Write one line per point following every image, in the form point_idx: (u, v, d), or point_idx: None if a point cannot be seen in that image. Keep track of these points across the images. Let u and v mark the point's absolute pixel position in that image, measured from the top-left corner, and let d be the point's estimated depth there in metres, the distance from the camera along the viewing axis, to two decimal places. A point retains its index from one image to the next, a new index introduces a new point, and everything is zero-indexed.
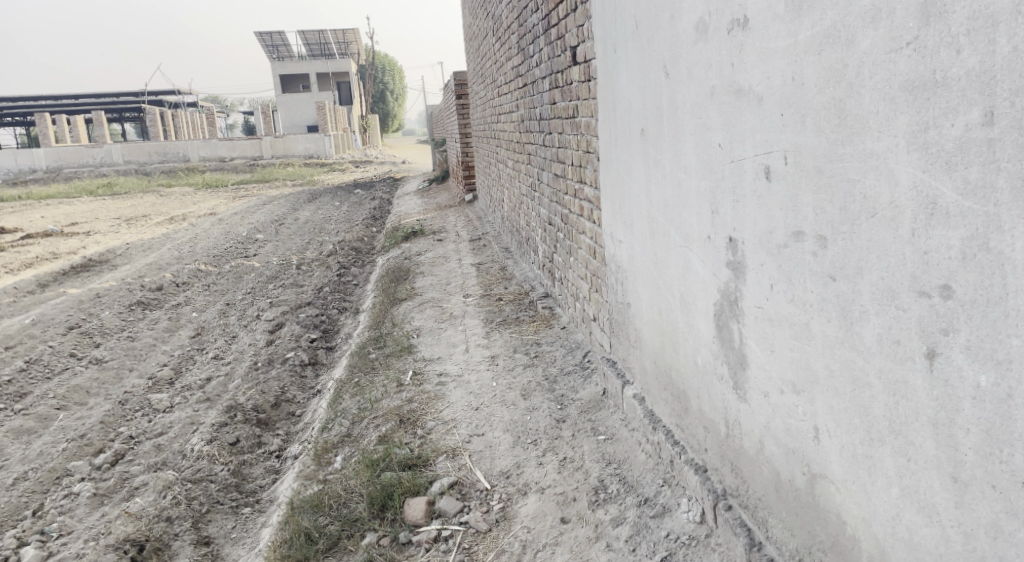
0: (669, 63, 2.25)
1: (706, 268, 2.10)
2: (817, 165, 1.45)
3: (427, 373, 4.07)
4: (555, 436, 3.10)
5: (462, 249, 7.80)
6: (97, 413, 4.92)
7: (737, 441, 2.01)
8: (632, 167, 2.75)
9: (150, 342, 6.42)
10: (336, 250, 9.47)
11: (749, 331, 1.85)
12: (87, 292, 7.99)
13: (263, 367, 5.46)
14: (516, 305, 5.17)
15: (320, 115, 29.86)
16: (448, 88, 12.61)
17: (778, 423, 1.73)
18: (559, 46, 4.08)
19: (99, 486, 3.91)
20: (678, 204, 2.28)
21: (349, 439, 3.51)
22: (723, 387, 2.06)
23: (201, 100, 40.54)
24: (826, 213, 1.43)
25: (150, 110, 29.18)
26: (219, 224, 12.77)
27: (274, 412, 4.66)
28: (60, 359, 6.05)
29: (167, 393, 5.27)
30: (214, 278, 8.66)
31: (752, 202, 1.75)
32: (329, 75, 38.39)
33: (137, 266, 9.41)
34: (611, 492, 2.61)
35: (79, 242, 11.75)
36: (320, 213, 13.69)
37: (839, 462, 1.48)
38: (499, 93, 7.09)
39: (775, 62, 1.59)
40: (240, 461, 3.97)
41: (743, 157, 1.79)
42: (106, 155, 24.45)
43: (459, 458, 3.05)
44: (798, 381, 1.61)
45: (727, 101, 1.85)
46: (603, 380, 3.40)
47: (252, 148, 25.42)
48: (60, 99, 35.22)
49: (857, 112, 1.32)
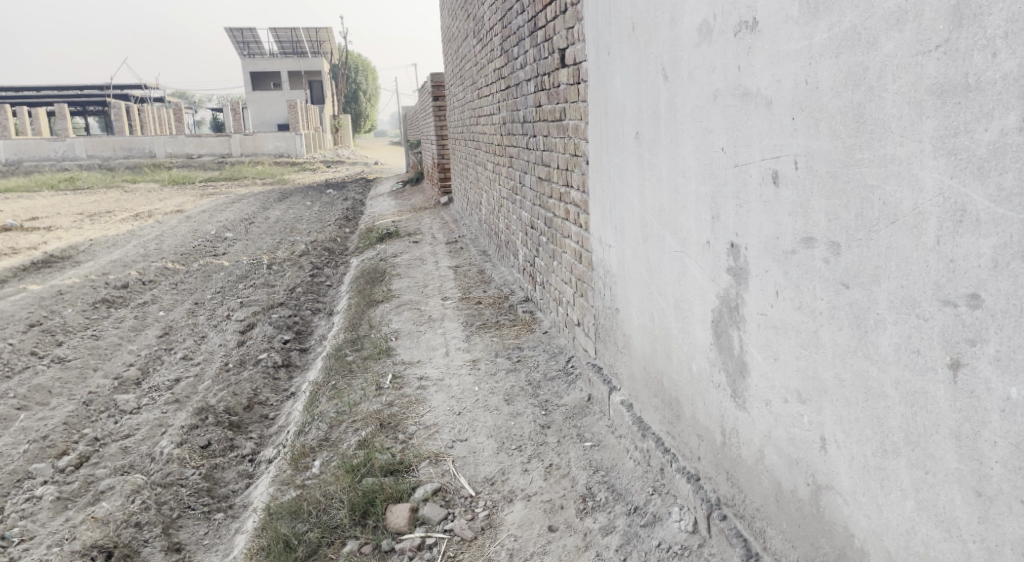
0: (668, 66, 2.22)
1: (704, 274, 2.07)
2: (831, 171, 1.43)
3: (407, 376, 4.00)
4: (540, 442, 3.05)
5: (439, 251, 7.73)
6: (60, 414, 4.76)
7: (734, 450, 1.98)
8: (625, 171, 2.72)
9: (115, 341, 6.24)
10: (308, 250, 9.33)
11: (749, 338, 1.82)
12: (49, 289, 7.76)
13: (235, 368, 5.33)
14: (495, 308, 5.11)
15: (292, 114, 29.50)
16: (425, 90, 12.53)
17: (781, 433, 1.70)
18: (546, 48, 4.05)
19: (63, 489, 3.77)
20: (675, 209, 2.25)
21: (328, 443, 3.42)
22: (720, 395, 2.03)
23: (169, 95, 39.86)
24: (840, 220, 1.41)
25: (115, 104, 28.59)
26: (187, 222, 12.52)
27: (246, 414, 4.54)
28: (21, 358, 5.84)
29: (134, 393, 5.11)
30: (182, 277, 8.47)
31: (757, 207, 1.73)
32: (302, 73, 37.98)
33: (102, 263, 9.17)
34: (599, 500, 2.57)
35: (40, 237, 11.42)
36: (291, 212, 13.49)
37: (848, 474, 1.46)
38: (479, 95, 7.04)
39: (786, 65, 1.57)
40: (212, 465, 3.86)
41: (748, 162, 1.77)
42: (70, 149, 23.86)
43: (442, 464, 2.99)
44: (804, 390, 1.58)
45: (732, 105, 1.83)
46: (588, 386, 3.36)
47: (221, 146, 25.02)
48: (22, 90, 34.35)
49: (877, 117, 1.29)
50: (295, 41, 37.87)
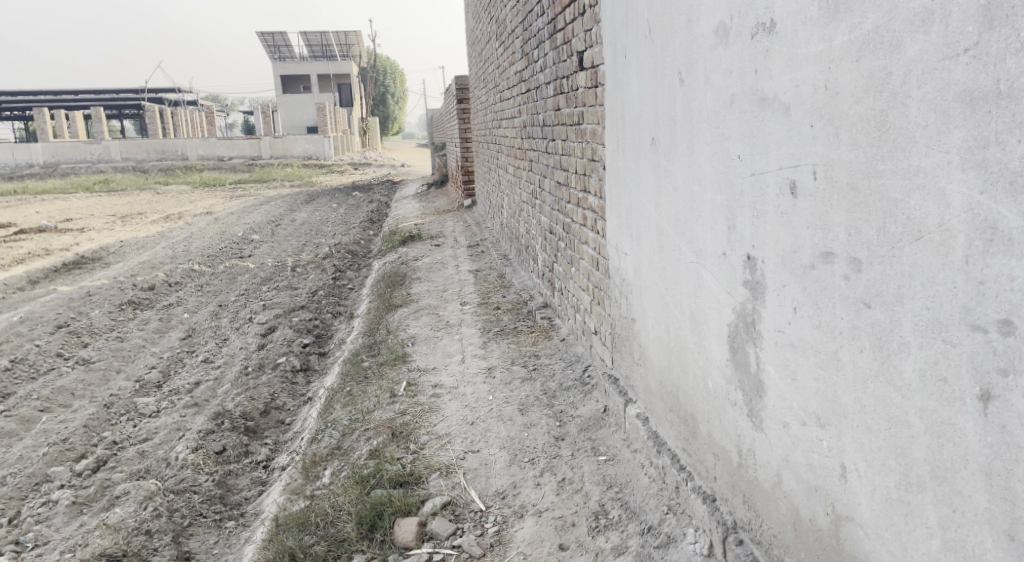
0: (684, 69, 2.14)
1: (720, 287, 1.98)
2: (852, 182, 1.33)
3: (421, 383, 3.94)
4: (553, 455, 2.97)
5: (460, 254, 7.68)
6: (80, 417, 4.78)
7: (750, 473, 1.88)
8: (641, 178, 2.64)
9: (139, 343, 6.27)
10: (332, 253, 9.34)
11: (766, 356, 1.73)
12: (78, 290, 7.84)
13: (254, 372, 5.32)
14: (514, 314, 5.05)
15: (320, 116, 29.71)
16: (449, 92, 12.50)
17: (799, 458, 1.61)
18: (565, 51, 3.97)
19: (79, 493, 3.77)
20: (691, 218, 2.16)
21: (340, 452, 3.38)
22: (736, 413, 1.94)
23: (201, 99, 40.48)
24: (861, 235, 1.32)
25: (149, 107, 29.02)
26: (215, 223, 12.63)
27: (262, 419, 4.52)
28: (46, 359, 5.90)
29: (154, 396, 5.12)
30: (208, 279, 8.52)
31: (775, 219, 1.64)
32: (330, 76, 38.27)
33: (130, 264, 9.26)
34: (612, 517, 2.49)
35: (72, 239, 11.60)
36: (317, 214, 13.56)
37: (869, 506, 1.36)
38: (501, 98, 6.98)
39: (805, 69, 1.48)
40: (226, 472, 3.83)
41: (765, 171, 1.68)
42: (104, 151, 24.28)
43: (453, 476, 2.92)
44: (823, 413, 1.49)
45: (749, 110, 1.74)
46: (604, 397, 3.28)
47: (251, 148, 25.26)
48: (59, 93, 35.08)
49: (900, 125, 1.20)
50: (324, 44, 38.17)
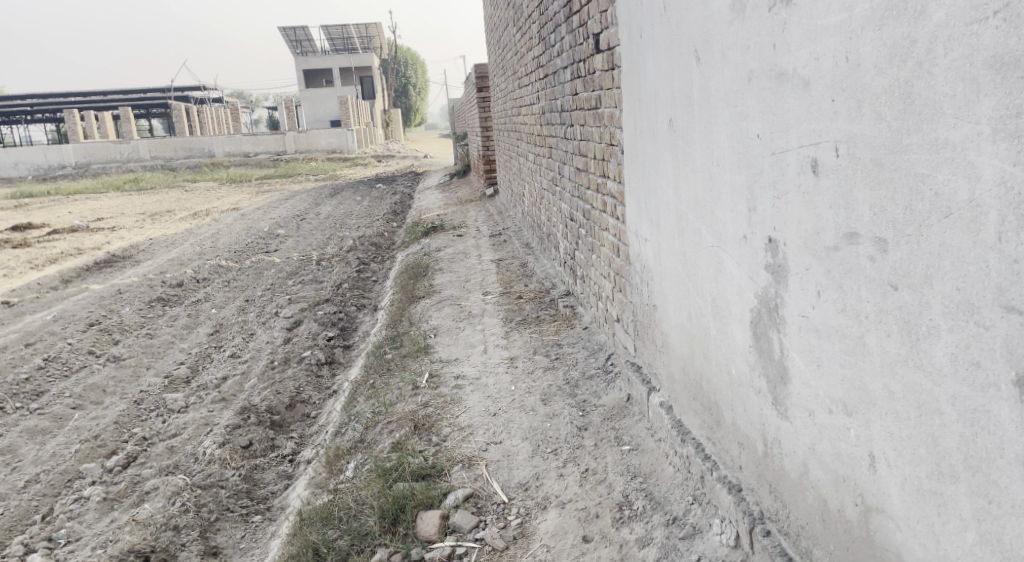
0: (700, 47, 2.07)
1: (742, 271, 1.92)
2: (876, 158, 1.27)
3: (444, 375, 3.92)
4: (576, 445, 2.93)
5: (482, 244, 7.64)
6: (111, 413, 4.84)
7: (776, 462, 1.82)
8: (659, 161, 2.57)
9: (168, 340, 6.34)
10: (356, 246, 9.36)
11: (791, 342, 1.67)
12: (109, 288, 7.95)
13: (279, 366, 5.35)
14: (536, 303, 5.00)
15: (343, 110, 29.82)
16: (470, 81, 12.45)
17: (826, 447, 1.55)
18: (581, 35, 3.90)
19: (109, 489, 3.81)
20: (710, 201, 2.10)
21: (363, 445, 3.37)
22: (761, 401, 1.88)
23: (227, 96, 40.87)
24: (886, 213, 1.25)
25: (175, 105, 29.34)
26: (242, 219, 12.73)
27: (288, 413, 4.54)
28: (78, 357, 5.98)
29: (182, 392, 5.17)
30: (234, 274, 8.59)
31: (797, 199, 1.57)
32: (352, 69, 38.36)
33: (159, 262, 9.37)
34: (636, 508, 2.44)
35: (103, 237, 11.77)
36: (342, 207, 13.61)
37: (899, 498, 1.30)
38: (520, 85, 6.92)
39: (825, 41, 1.41)
40: (253, 466, 3.85)
41: (785, 149, 1.61)
42: (133, 151, 24.61)
43: (475, 468, 2.90)
44: (850, 401, 1.42)
45: (768, 87, 1.67)
46: (627, 385, 3.22)
47: (276, 143, 25.44)
48: (88, 95, 35.59)
49: (926, 96, 1.13)
50: (345, 38, 38.25)
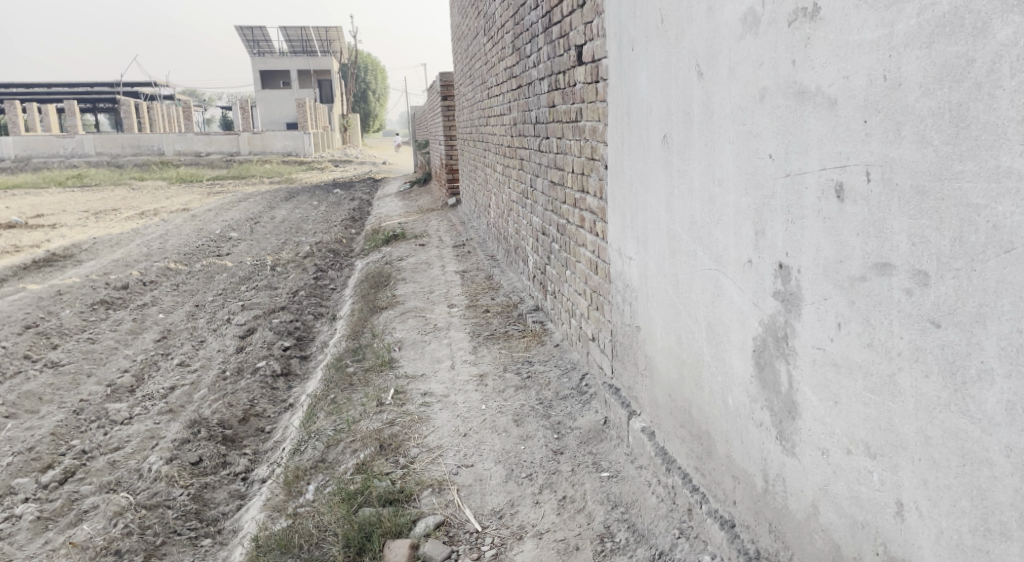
0: (704, 61, 1.98)
1: (744, 298, 1.83)
2: (918, 185, 1.20)
3: (410, 391, 3.76)
4: (552, 470, 2.81)
5: (445, 254, 7.50)
6: (48, 424, 4.53)
7: (778, 500, 1.74)
8: (649, 178, 2.48)
9: (112, 345, 6.02)
10: (313, 252, 9.10)
11: (801, 375, 1.58)
12: (49, 289, 7.54)
13: (232, 376, 5.11)
14: (504, 317, 4.89)
15: (301, 113, 29.28)
16: (434, 90, 12.30)
17: (841, 489, 1.46)
18: (561, 45, 3.81)
19: (44, 507, 3.54)
20: (709, 222, 2.01)
21: (324, 465, 3.20)
22: (762, 434, 1.79)
23: (179, 94, 39.87)
24: (929, 244, 1.18)
25: (124, 101, 28.39)
26: (192, 220, 12.31)
27: (241, 427, 4.30)
28: (13, 361, 5.63)
29: (126, 402, 4.88)
30: (184, 278, 8.25)
31: (815, 225, 1.49)
32: (311, 72, 37.78)
33: (103, 262, 8.96)
34: (619, 541, 2.33)
35: (43, 235, 11.23)
36: (297, 212, 13.27)
37: (933, 550, 1.24)
38: (489, 95, 6.82)
39: (857, 58, 1.32)
40: (202, 485, 3.61)
41: (803, 171, 1.52)
42: (78, 146, 23.71)
43: (446, 493, 2.75)
44: (874, 443, 1.34)
45: (785, 105, 1.59)
46: (604, 408, 3.12)
47: (229, 143, 24.82)
48: (32, 86, 34.30)
49: (986, 120, 1.08)
50: (305, 40, 37.67)
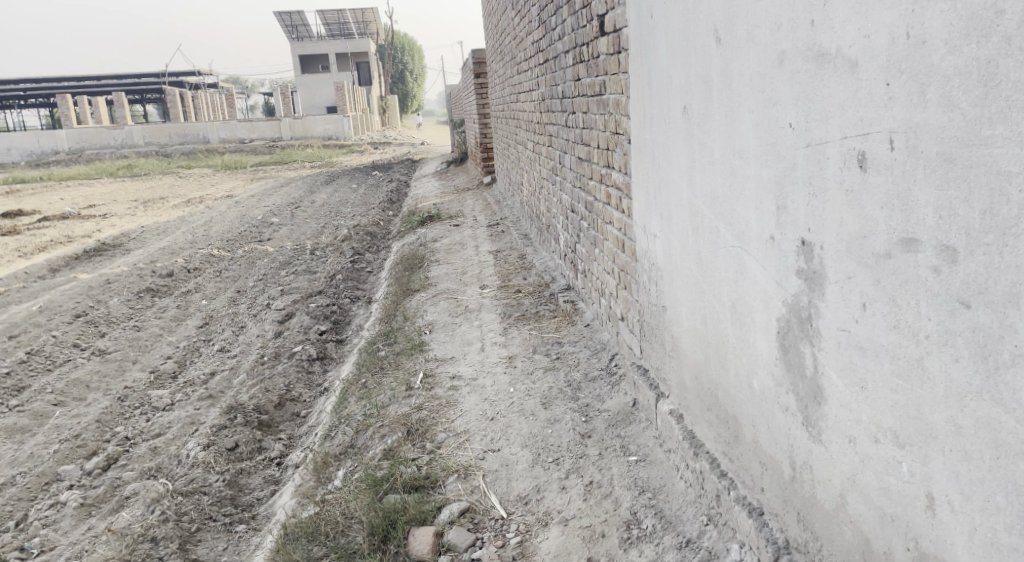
0: (722, 26, 1.86)
1: (768, 277, 1.73)
2: (944, 152, 1.09)
3: (439, 375, 3.73)
4: (580, 454, 2.75)
5: (480, 234, 7.45)
6: (93, 411, 4.64)
7: (807, 489, 1.64)
8: (671, 152, 2.38)
9: (156, 333, 6.13)
10: (351, 234, 9.14)
11: (826, 359, 1.48)
12: (97, 278, 7.73)
13: (269, 362, 5.15)
14: (535, 297, 4.82)
15: (340, 96, 29.45)
16: (467, 68, 12.20)
17: (869, 479, 1.37)
18: (584, 17, 3.69)
19: (88, 494, 3.62)
20: (732, 197, 1.91)
21: (353, 451, 3.20)
22: (788, 420, 1.70)
23: (222, 82, 40.43)
24: (957, 217, 1.08)
25: (170, 90, 28.91)
26: (235, 206, 12.48)
27: (277, 412, 4.34)
28: (63, 350, 5.78)
29: (168, 389, 4.97)
30: (226, 264, 8.37)
31: (838, 197, 1.38)
32: (348, 55, 37.91)
33: (150, 250, 9.14)
34: (645, 528, 2.27)
35: (94, 225, 11.52)
36: (337, 196, 13.36)
37: (966, 548, 1.15)
38: (518, 71, 6.70)
39: (878, 15, 1.21)
40: (238, 470, 3.66)
41: (824, 140, 1.41)
42: (127, 136, 24.23)
43: (472, 479, 2.71)
44: (902, 432, 1.24)
45: (804, 69, 1.48)
46: (633, 389, 3.04)
47: (271, 129, 25.12)
48: (82, 79, 35.14)
49: (1017, 78, 0.98)
50: (341, 23, 37.77)
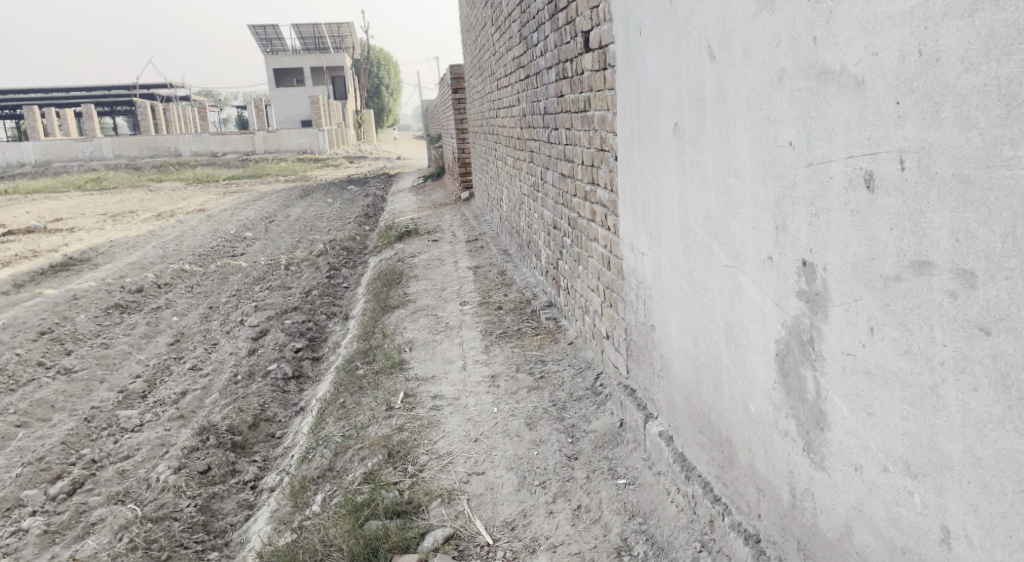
0: (716, 42, 1.83)
1: (765, 298, 1.69)
2: (961, 173, 1.07)
3: (420, 394, 3.65)
4: (566, 477, 2.68)
5: (458, 249, 7.39)
6: (59, 432, 4.47)
7: (807, 517, 1.60)
8: (661, 170, 2.35)
9: (125, 350, 5.97)
10: (327, 249, 9.02)
11: (830, 383, 1.44)
12: (64, 294, 7.52)
13: (244, 380, 5.03)
14: (517, 314, 4.76)
15: (315, 110, 29.28)
16: (444, 83, 12.17)
17: (877, 509, 1.33)
18: (568, 33, 3.66)
19: (51, 520, 3.47)
20: (726, 216, 1.87)
21: (332, 474, 3.10)
22: (787, 444, 1.65)
23: (195, 94, 40.03)
24: (975, 240, 1.06)
25: (141, 102, 28.53)
26: (208, 221, 12.27)
27: (251, 433, 4.22)
28: (27, 368, 5.59)
29: (137, 408, 4.82)
30: (198, 279, 8.20)
31: (842, 218, 1.35)
32: (324, 69, 37.76)
33: (119, 265, 8.93)
34: (636, 554, 2.21)
35: (61, 239, 11.25)
36: (312, 210, 13.22)
37: None
38: (498, 87, 6.67)
39: (887, 32, 1.18)
40: (211, 495, 3.54)
41: (827, 160, 1.38)
42: (96, 149, 23.82)
43: (456, 504, 2.63)
44: (913, 461, 1.21)
45: (806, 87, 1.44)
46: (619, 410, 2.99)
47: (245, 143, 24.86)
48: (50, 91, 34.58)
49: None
50: (317, 37, 37.63)
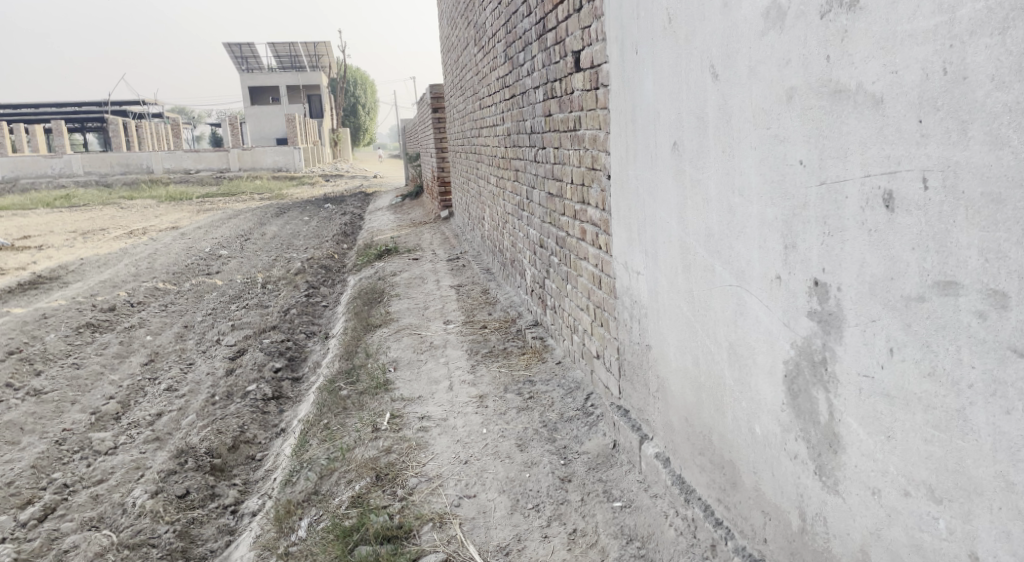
0: (719, 61, 1.82)
1: (773, 319, 1.67)
2: (991, 193, 1.09)
3: (406, 415, 3.58)
4: (560, 500, 2.63)
5: (440, 268, 7.33)
6: (28, 455, 4.31)
7: (818, 542, 1.58)
8: (658, 188, 2.33)
9: (97, 371, 5.80)
10: (304, 268, 8.90)
11: (845, 406, 1.41)
12: (33, 313, 7.31)
13: (221, 402, 4.91)
14: (502, 333, 4.72)
15: (292, 128, 29.09)
16: (424, 102, 12.15)
17: (897, 535, 1.32)
18: (557, 52, 3.66)
19: (21, 548, 3.33)
20: (730, 235, 1.85)
21: (317, 498, 3.01)
22: (796, 468, 1.63)
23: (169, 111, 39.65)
24: (1008, 260, 1.08)
25: (113, 119, 28.15)
26: (182, 238, 12.06)
27: (231, 456, 4.10)
28: None
29: (111, 431, 4.67)
30: (172, 298, 8.04)
31: (858, 238, 1.33)
32: (300, 87, 37.62)
33: (89, 284, 8.72)
34: None
35: (29, 257, 10.98)
36: (288, 228, 13.05)
37: None
38: (481, 106, 6.66)
39: (908, 51, 1.18)
40: (189, 520, 3.43)
41: (842, 179, 1.36)
42: (66, 165, 23.40)
43: (448, 528, 2.57)
44: (939, 486, 1.22)
45: (817, 105, 1.43)
46: (612, 431, 2.96)
47: (219, 160, 24.61)
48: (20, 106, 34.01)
49: None
50: (293, 55, 37.51)
